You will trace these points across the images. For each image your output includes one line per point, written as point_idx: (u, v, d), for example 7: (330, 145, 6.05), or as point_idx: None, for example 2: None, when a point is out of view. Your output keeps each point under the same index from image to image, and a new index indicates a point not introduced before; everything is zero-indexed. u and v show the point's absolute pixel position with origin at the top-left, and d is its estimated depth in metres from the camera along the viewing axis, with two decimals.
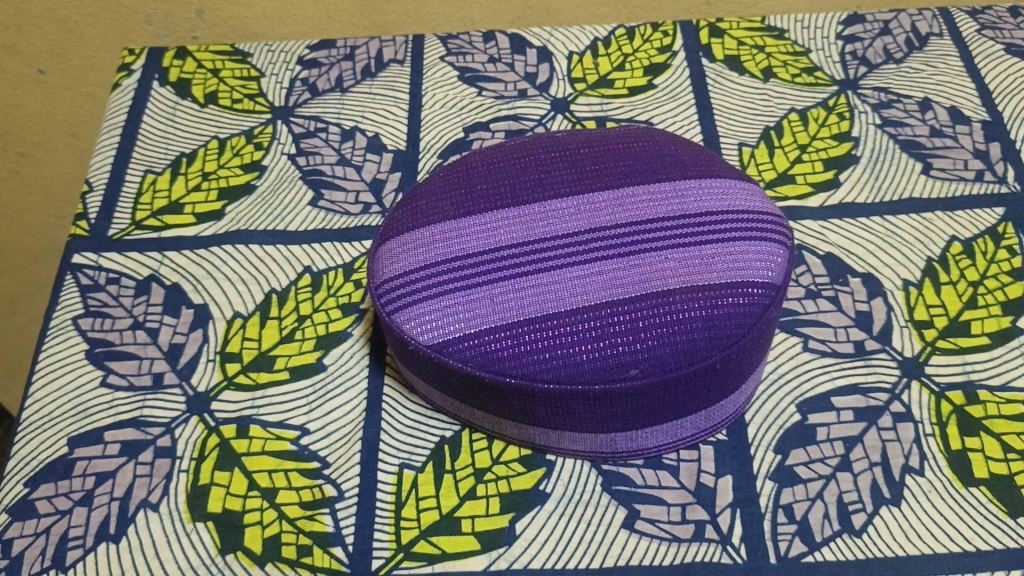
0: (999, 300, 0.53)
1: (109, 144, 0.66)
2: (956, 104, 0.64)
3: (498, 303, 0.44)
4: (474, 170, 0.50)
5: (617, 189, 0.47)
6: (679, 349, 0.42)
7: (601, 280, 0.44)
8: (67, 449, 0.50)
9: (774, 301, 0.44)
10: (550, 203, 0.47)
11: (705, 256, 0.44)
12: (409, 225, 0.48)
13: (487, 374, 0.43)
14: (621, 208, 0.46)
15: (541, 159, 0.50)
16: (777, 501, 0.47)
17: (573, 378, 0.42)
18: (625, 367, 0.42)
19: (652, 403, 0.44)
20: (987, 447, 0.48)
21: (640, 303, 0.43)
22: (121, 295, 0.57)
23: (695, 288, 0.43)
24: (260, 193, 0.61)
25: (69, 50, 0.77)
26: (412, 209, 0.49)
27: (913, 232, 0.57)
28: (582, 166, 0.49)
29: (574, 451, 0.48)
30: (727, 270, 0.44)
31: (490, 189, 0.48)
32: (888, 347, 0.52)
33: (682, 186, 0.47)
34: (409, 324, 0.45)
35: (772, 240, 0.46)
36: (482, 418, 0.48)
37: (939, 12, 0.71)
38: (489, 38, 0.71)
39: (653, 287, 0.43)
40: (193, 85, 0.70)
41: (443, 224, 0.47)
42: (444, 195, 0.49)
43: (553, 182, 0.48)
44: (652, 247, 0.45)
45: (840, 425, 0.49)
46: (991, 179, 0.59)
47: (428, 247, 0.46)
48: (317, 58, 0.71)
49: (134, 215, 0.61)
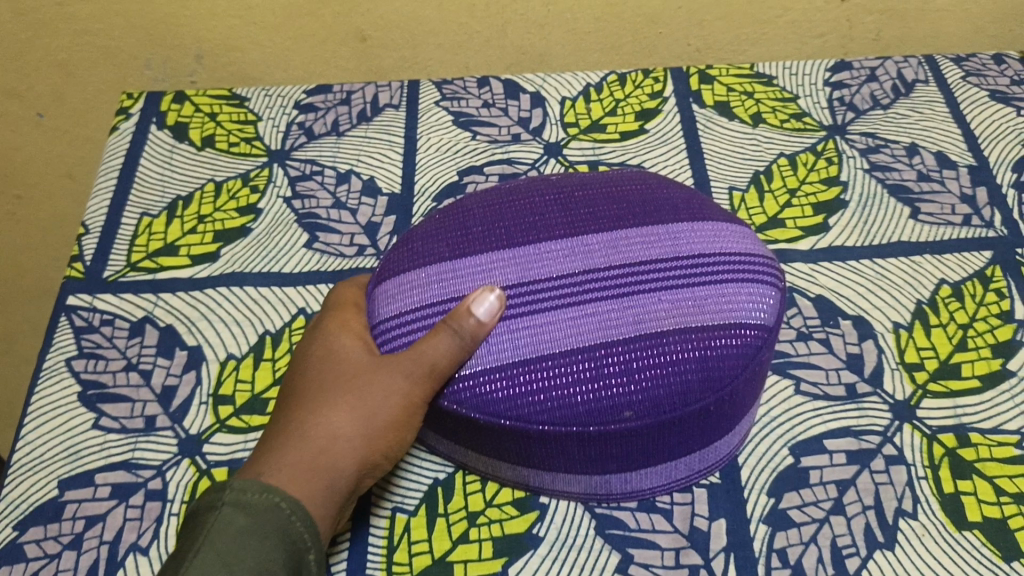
0: (988, 343, 0.54)
1: (105, 187, 0.66)
2: (943, 148, 0.65)
3: (493, 344, 0.43)
4: (469, 213, 0.50)
5: (611, 232, 0.47)
6: (674, 390, 0.42)
7: (595, 321, 0.43)
8: (58, 492, 0.50)
9: (766, 342, 0.44)
10: (544, 245, 0.47)
11: (699, 298, 0.44)
12: (404, 267, 0.48)
13: (481, 416, 0.43)
14: (616, 250, 0.46)
15: (535, 202, 0.50)
16: (771, 544, 0.47)
17: (568, 421, 0.42)
18: (619, 410, 0.42)
19: (646, 444, 0.44)
20: (979, 490, 0.48)
21: (635, 344, 0.42)
22: (115, 337, 0.57)
23: (689, 330, 0.43)
24: (255, 236, 0.62)
25: (68, 93, 0.78)
26: (409, 250, 0.49)
27: (903, 274, 0.58)
28: (576, 210, 0.49)
29: (566, 492, 0.48)
30: (721, 312, 0.44)
31: (484, 230, 0.49)
32: (880, 390, 0.52)
33: (676, 229, 0.47)
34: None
35: (766, 283, 0.46)
36: (476, 460, 0.48)
37: (924, 59, 0.72)
38: (483, 83, 0.72)
39: (647, 329, 0.43)
40: (190, 128, 0.70)
41: (439, 265, 0.47)
42: (440, 237, 0.49)
43: (547, 224, 0.48)
44: (646, 289, 0.44)
45: (833, 468, 0.49)
46: (979, 223, 0.60)
47: (424, 288, 0.46)
48: (313, 103, 0.71)
49: (130, 257, 0.61)
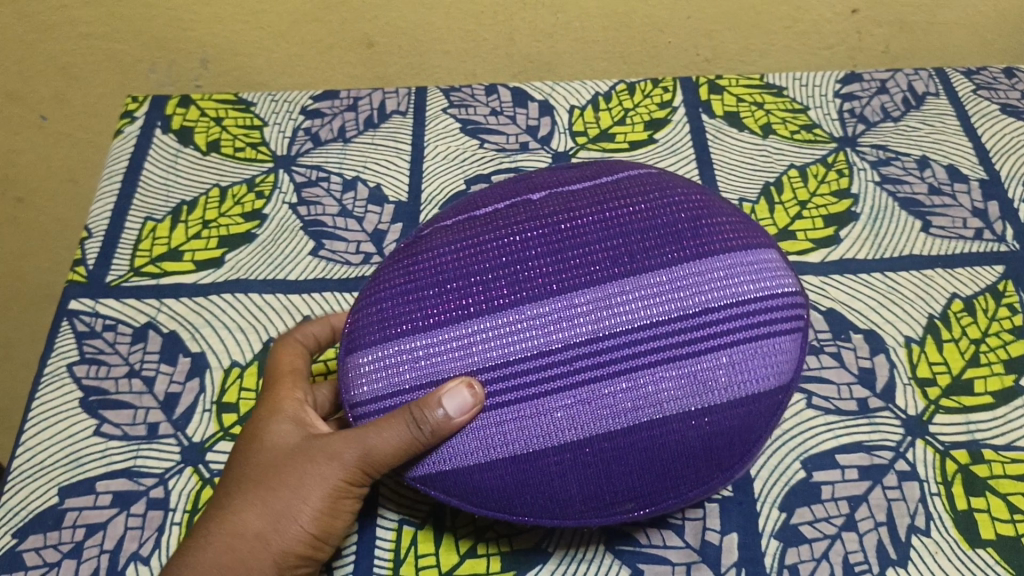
0: (1001, 358, 0.53)
1: (109, 191, 0.65)
2: (954, 162, 0.65)
3: (480, 441, 0.39)
4: (442, 243, 0.42)
5: (607, 284, 0.39)
6: (677, 477, 0.40)
7: (592, 415, 0.39)
8: (58, 499, 0.49)
9: (777, 406, 0.41)
10: (528, 310, 0.39)
11: (707, 376, 0.39)
12: (373, 335, 0.41)
13: (490, 508, 0.41)
14: (612, 314, 0.39)
15: (524, 213, 0.43)
16: (782, 561, 0.46)
17: (578, 511, 0.41)
18: (622, 502, 0.41)
19: (655, 511, 0.42)
20: (993, 507, 0.47)
21: (641, 437, 0.39)
22: (117, 342, 0.56)
23: (695, 414, 0.39)
24: (261, 242, 0.61)
25: (72, 96, 0.77)
26: (369, 309, 0.42)
27: (915, 288, 0.57)
28: (565, 249, 0.40)
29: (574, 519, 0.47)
30: (730, 386, 0.39)
31: (465, 264, 0.41)
32: (892, 405, 0.52)
33: (682, 275, 0.40)
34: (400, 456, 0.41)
35: (786, 333, 0.41)
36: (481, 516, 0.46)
37: (934, 72, 0.72)
38: (491, 91, 0.72)
39: (650, 420, 0.39)
40: (196, 133, 0.70)
41: (406, 338, 0.40)
42: (400, 291, 0.41)
43: (530, 274, 0.40)
44: (646, 368, 0.39)
45: (845, 484, 0.49)
46: (990, 237, 0.60)
47: (395, 368, 0.40)
48: (320, 109, 0.71)
49: (133, 262, 0.61)
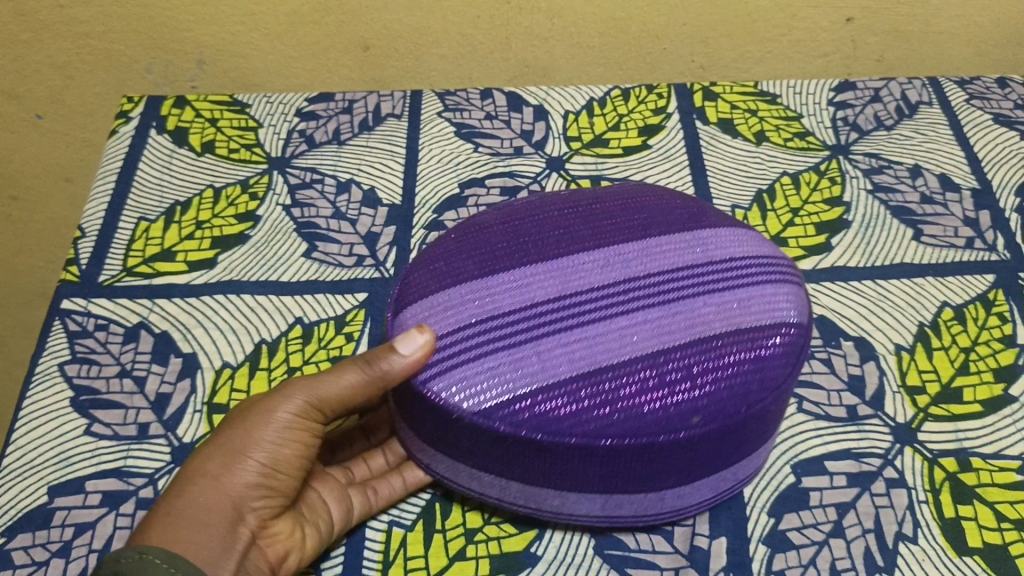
0: (990, 367, 0.54)
1: (103, 191, 0.65)
2: (946, 171, 0.65)
3: (545, 360, 0.40)
4: (489, 230, 0.47)
5: (641, 240, 0.45)
6: (736, 393, 0.40)
7: (649, 328, 0.41)
8: (47, 498, 0.49)
9: (807, 339, 0.44)
10: (577, 258, 0.44)
11: (741, 301, 0.43)
12: (427, 290, 0.44)
13: (542, 435, 0.39)
14: (650, 258, 0.44)
15: (554, 213, 0.48)
16: (770, 566, 0.46)
17: (636, 431, 0.39)
18: (686, 416, 0.39)
19: (705, 452, 0.41)
20: (980, 515, 0.48)
21: (691, 351, 0.41)
22: (109, 342, 0.56)
23: (741, 330, 0.42)
24: (254, 243, 0.61)
25: (68, 96, 0.77)
26: (425, 270, 0.45)
27: (906, 296, 0.57)
28: (599, 219, 0.47)
29: (611, 518, 0.45)
30: (764, 312, 0.43)
31: (513, 236, 0.46)
32: (881, 413, 0.52)
33: (702, 235, 0.46)
34: (449, 390, 0.40)
35: (793, 282, 0.46)
36: (518, 492, 0.43)
37: (928, 81, 0.72)
38: (486, 95, 0.72)
39: (699, 331, 0.41)
40: (191, 134, 0.70)
41: (467, 285, 0.44)
42: (457, 254, 0.46)
43: (574, 236, 0.46)
44: (687, 296, 0.43)
45: (833, 490, 0.49)
46: (981, 246, 0.60)
47: (458, 307, 0.43)
48: (315, 111, 0.71)
49: (126, 261, 0.61)
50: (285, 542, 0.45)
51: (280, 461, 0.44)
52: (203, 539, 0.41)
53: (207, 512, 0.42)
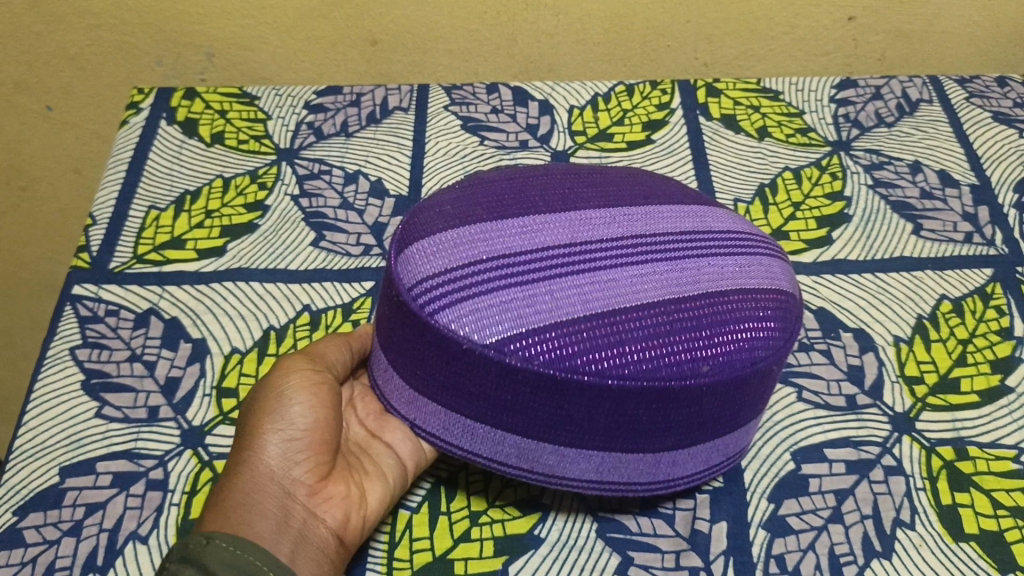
0: (987, 358, 0.54)
1: (114, 180, 0.66)
2: (945, 167, 0.66)
3: (560, 298, 0.38)
4: (493, 182, 0.45)
5: (641, 206, 0.44)
6: (744, 350, 0.39)
7: (659, 278, 0.40)
8: (59, 479, 0.50)
9: (800, 314, 0.44)
10: (583, 213, 0.43)
11: (741, 266, 0.42)
12: (428, 230, 0.42)
13: (556, 370, 0.37)
14: (653, 220, 0.43)
15: (552, 170, 0.46)
16: (770, 550, 0.47)
17: (651, 373, 0.37)
18: (697, 365, 0.38)
19: (708, 410, 0.40)
20: (977, 503, 0.48)
21: (702, 303, 0.40)
22: (119, 327, 0.57)
23: (746, 291, 0.41)
24: (263, 232, 0.62)
25: (78, 87, 0.78)
26: (423, 217, 0.43)
27: (905, 289, 0.58)
28: (602, 185, 0.45)
29: (602, 487, 0.42)
30: (763, 280, 0.42)
31: (514, 186, 0.44)
32: (879, 402, 0.53)
33: (698, 208, 0.46)
34: (459, 321, 0.38)
35: (782, 258, 0.46)
36: (516, 448, 0.40)
37: (928, 80, 0.73)
38: (492, 90, 0.73)
39: (708, 287, 0.40)
40: (200, 125, 0.71)
41: (471, 226, 0.41)
42: (462, 201, 0.43)
43: (578, 197, 0.44)
44: (691, 256, 0.42)
45: (832, 477, 0.50)
46: (980, 241, 0.61)
47: (464, 246, 0.40)
48: (323, 103, 0.72)
49: (136, 249, 0.62)
50: (341, 505, 0.45)
51: (313, 428, 0.45)
52: (255, 521, 0.42)
53: (254, 500, 0.43)
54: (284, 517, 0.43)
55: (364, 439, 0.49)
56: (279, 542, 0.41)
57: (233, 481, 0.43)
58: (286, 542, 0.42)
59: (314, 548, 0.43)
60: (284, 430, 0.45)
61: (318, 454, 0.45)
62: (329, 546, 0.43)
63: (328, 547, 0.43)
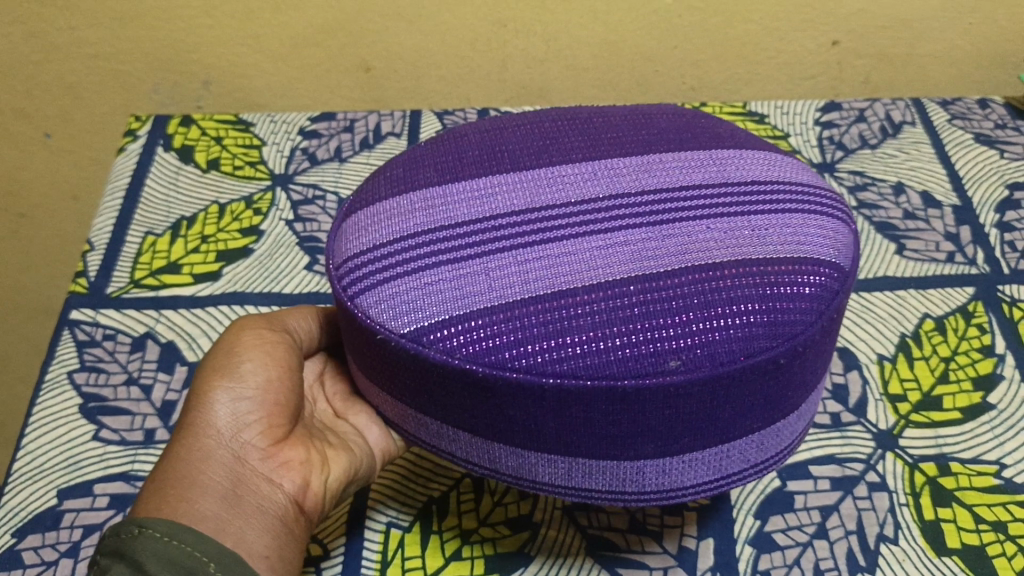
0: (970, 376, 0.55)
1: (112, 206, 0.68)
2: (927, 188, 0.67)
3: (495, 277, 0.37)
4: (464, 139, 0.45)
5: (642, 154, 0.43)
6: (733, 339, 0.35)
7: (627, 251, 0.37)
8: (56, 501, 0.51)
9: (844, 285, 0.39)
10: (559, 168, 0.42)
11: (757, 228, 0.39)
12: (382, 196, 0.42)
13: (478, 366, 0.35)
14: (648, 172, 0.42)
15: (544, 126, 0.45)
16: (756, 566, 0.48)
17: (595, 371, 0.35)
18: (663, 358, 0.35)
19: (696, 412, 0.36)
20: (959, 517, 0.49)
21: (682, 279, 0.36)
22: (116, 351, 0.58)
23: (747, 262, 0.37)
24: (258, 257, 0.63)
25: (76, 115, 0.79)
26: (388, 177, 0.44)
27: (888, 308, 0.59)
28: (597, 134, 0.44)
29: (582, 492, 0.40)
30: (784, 244, 0.38)
31: (494, 142, 0.44)
32: (863, 419, 0.54)
33: (721, 155, 0.43)
34: (379, 307, 0.38)
35: (831, 217, 0.41)
36: (469, 445, 0.39)
37: (912, 102, 0.75)
38: (483, 115, 0.74)
39: (696, 259, 0.37)
40: (196, 151, 0.72)
41: (426, 192, 0.42)
42: (426, 163, 0.44)
43: (561, 147, 0.43)
44: (689, 216, 0.39)
45: (817, 493, 0.50)
46: (962, 261, 0.62)
47: (408, 215, 0.40)
48: (317, 129, 0.73)
49: (133, 274, 0.63)
50: (298, 471, 0.44)
51: (264, 387, 0.45)
52: (194, 498, 0.40)
53: (199, 474, 0.41)
54: (234, 489, 0.41)
55: (330, 418, 0.50)
56: (225, 518, 0.39)
57: (178, 454, 0.42)
58: (237, 517, 0.40)
59: (270, 516, 0.41)
60: (234, 391, 0.44)
61: (271, 416, 0.45)
62: (287, 511, 0.42)
63: (285, 513, 0.42)
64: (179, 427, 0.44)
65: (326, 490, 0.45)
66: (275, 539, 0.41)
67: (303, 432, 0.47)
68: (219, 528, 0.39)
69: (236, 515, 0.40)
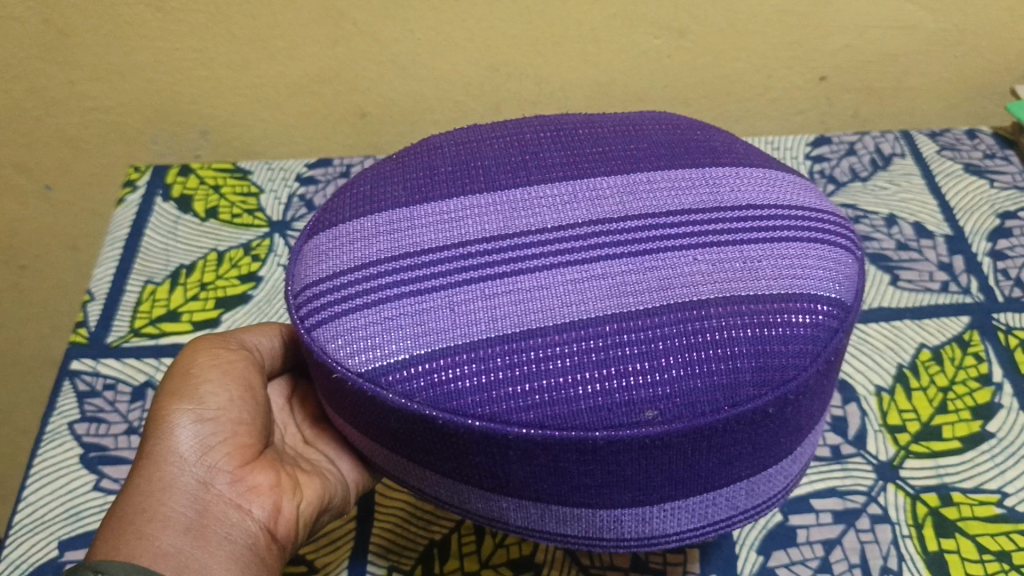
0: (968, 405, 0.55)
1: (112, 257, 0.68)
2: (919, 219, 0.68)
3: (461, 313, 0.37)
4: (438, 153, 0.46)
5: (626, 174, 0.44)
6: (716, 385, 0.35)
7: (606, 286, 0.38)
8: (58, 552, 0.51)
9: (843, 321, 0.38)
10: (535, 189, 0.43)
11: (750, 260, 0.39)
12: (345, 217, 0.43)
13: (438, 413, 0.35)
14: (631, 195, 0.42)
15: (523, 140, 0.46)
16: None
17: (564, 422, 0.35)
18: (639, 408, 0.35)
19: (676, 461, 0.36)
20: (963, 548, 0.49)
21: (663, 318, 0.36)
22: (116, 402, 0.58)
23: (735, 300, 0.37)
24: (256, 303, 0.64)
25: (76, 168, 0.80)
26: (355, 194, 0.45)
27: (885, 339, 0.60)
28: (578, 149, 0.45)
29: (558, 537, 0.40)
30: (779, 278, 0.38)
31: (468, 159, 0.45)
32: (863, 451, 0.54)
33: (714, 173, 0.44)
34: (337, 343, 0.38)
35: (833, 244, 0.41)
36: (437, 484, 0.40)
37: (901, 135, 0.76)
38: None
39: (682, 296, 0.37)
40: (195, 201, 0.73)
41: (396, 210, 0.43)
42: (394, 180, 0.45)
43: (540, 163, 0.44)
44: (676, 247, 0.39)
45: (820, 527, 0.50)
46: (956, 290, 0.63)
47: (371, 239, 0.41)
48: (314, 176, 0.74)
49: (133, 323, 0.63)
50: (268, 496, 0.44)
51: (225, 408, 0.46)
52: (155, 535, 0.39)
53: (159, 506, 0.41)
54: (198, 519, 0.41)
55: (300, 445, 0.51)
56: (189, 552, 0.39)
57: (138, 485, 0.42)
58: (201, 550, 0.40)
59: (238, 546, 0.41)
60: (193, 414, 0.45)
61: (234, 437, 0.45)
62: (257, 538, 0.42)
63: (255, 540, 0.42)
64: (139, 456, 0.44)
65: (298, 514, 0.45)
66: (244, 570, 0.40)
67: (273, 456, 0.47)
68: (183, 562, 0.39)
69: (200, 546, 0.40)
